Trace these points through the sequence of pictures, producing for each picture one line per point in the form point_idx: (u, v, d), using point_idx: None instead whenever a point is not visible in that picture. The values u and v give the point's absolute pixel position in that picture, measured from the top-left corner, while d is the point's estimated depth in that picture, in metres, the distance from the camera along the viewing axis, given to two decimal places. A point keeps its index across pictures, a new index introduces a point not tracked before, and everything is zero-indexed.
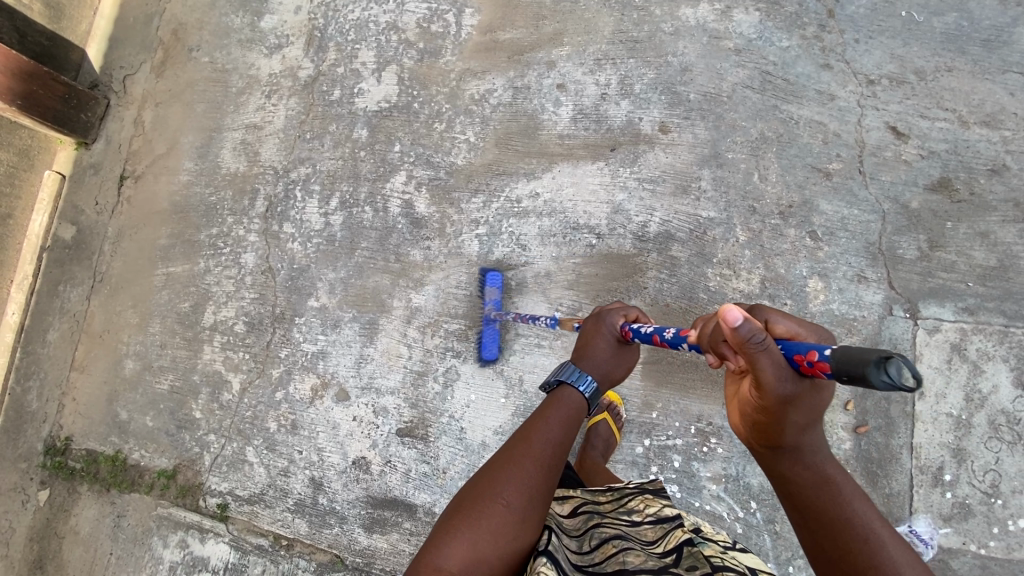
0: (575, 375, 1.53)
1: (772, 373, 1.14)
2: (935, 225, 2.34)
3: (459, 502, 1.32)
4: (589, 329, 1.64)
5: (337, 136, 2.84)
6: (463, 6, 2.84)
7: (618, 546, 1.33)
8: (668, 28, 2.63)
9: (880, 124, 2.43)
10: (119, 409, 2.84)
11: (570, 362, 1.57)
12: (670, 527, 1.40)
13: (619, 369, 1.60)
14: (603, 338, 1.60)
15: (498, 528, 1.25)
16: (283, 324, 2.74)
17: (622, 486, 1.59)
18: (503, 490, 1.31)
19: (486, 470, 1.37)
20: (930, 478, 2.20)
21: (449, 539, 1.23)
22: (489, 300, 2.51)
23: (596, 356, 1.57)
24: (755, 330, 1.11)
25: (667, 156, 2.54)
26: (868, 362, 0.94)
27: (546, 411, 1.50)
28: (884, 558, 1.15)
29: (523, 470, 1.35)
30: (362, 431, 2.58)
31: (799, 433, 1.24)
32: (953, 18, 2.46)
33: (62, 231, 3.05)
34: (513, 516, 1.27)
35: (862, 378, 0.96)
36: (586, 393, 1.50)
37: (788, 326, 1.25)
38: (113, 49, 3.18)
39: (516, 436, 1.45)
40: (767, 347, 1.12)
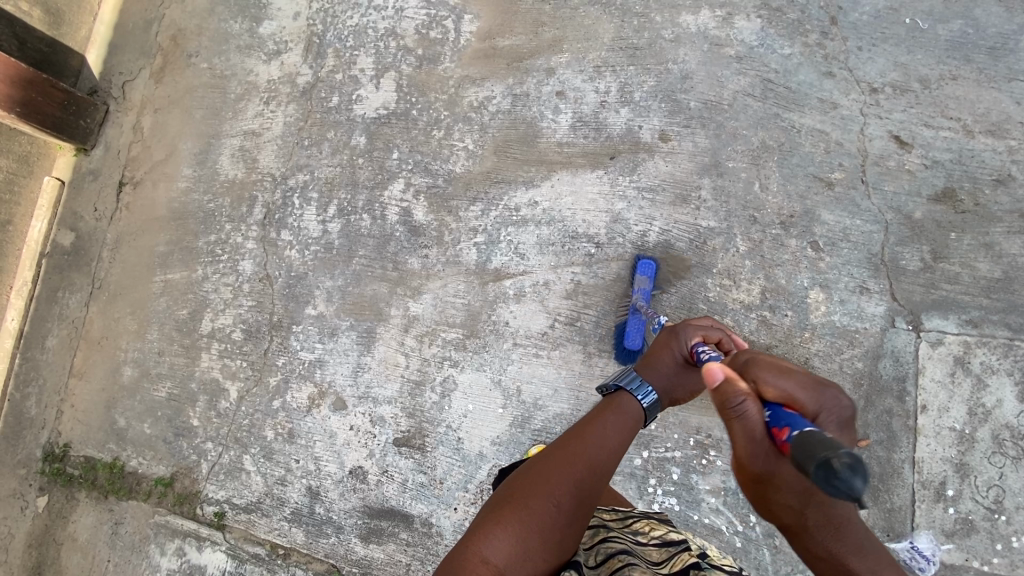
0: (635, 384, 1.53)
1: (745, 444, 1.15)
2: (939, 236, 2.31)
3: (511, 493, 1.31)
4: (660, 342, 1.65)
5: (336, 143, 2.83)
6: (462, 12, 2.82)
7: (624, 560, 1.31)
8: (668, 35, 2.61)
9: (883, 133, 2.40)
10: (117, 416, 2.84)
11: (633, 370, 1.57)
12: (677, 550, 1.36)
13: (682, 388, 1.59)
14: (672, 353, 1.61)
15: (547, 528, 1.26)
16: (281, 332, 2.73)
17: (628, 511, 1.59)
18: (556, 489, 1.30)
19: (539, 465, 1.36)
20: (932, 493, 2.17)
21: (499, 532, 1.23)
22: (637, 289, 2.36)
23: (659, 370, 1.57)
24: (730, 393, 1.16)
25: (667, 165, 2.51)
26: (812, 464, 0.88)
27: (605, 413, 1.48)
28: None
29: (577, 472, 1.34)
30: (358, 441, 2.57)
31: (802, 518, 1.16)
32: (958, 26, 2.43)
33: (61, 238, 3.05)
34: (562, 519, 1.28)
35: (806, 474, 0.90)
36: (643, 402, 1.50)
37: (781, 388, 1.15)
38: (112, 55, 3.17)
39: (571, 434, 1.43)
40: (739, 414, 1.14)
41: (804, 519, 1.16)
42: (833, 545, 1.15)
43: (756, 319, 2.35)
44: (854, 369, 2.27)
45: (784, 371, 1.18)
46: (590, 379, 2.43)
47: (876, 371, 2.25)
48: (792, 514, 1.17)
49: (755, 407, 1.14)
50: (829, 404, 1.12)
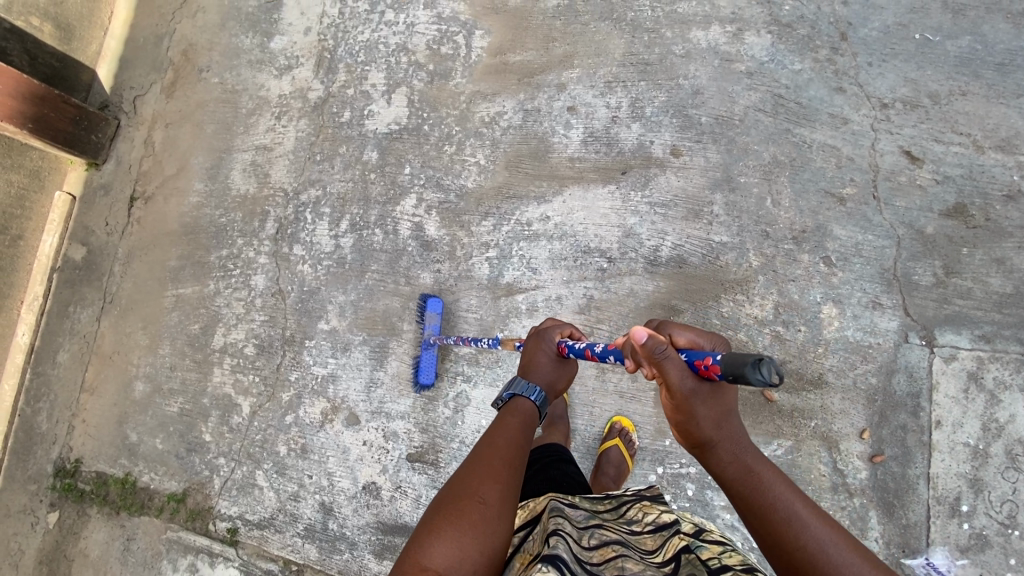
0: (524, 387, 1.61)
1: (677, 379, 1.24)
2: (951, 252, 2.32)
3: (436, 505, 1.29)
4: (530, 347, 1.75)
5: (348, 158, 2.84)
6: (473, 27, 2.84)
7: (617, 550, 1.33)
8: (679, 51, 2.62)
9: (894, 149, 2.41)
10: (129, 432, 2.84)
11: (518, 377, 1.65)
12: (669, 534, 1.43)
13: (563, 377, 1.71)
14: (544, 353, 1.71)
15: (480, 523, 1.23)
16: (293, 347, 2.73)
17: (619, 496, 1.63)
18: (478, 487, 1.30)
19: (457, 474, 1.36)
20: (947, 509, 2.18)
21: (432, 541, 1.20)
22: (428, 325, 2.55)
23: (539, 369, 1.67)
24: (657, 343, 1.24)
25: (679, 180, 2.53)
26: (746, 363, 1.09)
27: (505, 416, 1.55)
28: (807, 537, 1.16)
29: (494, 467, 1.35)
30: (372, 456, 2.57)
31: (717, 430, 1.28)
32: (967, 42, 2.44)
33: (72, 252, 3.05)
34: (492, 511, 1.26)
35: (741, 377, 1.11)
36: (536, 400, 1.58)
37: (687, 336, 1.32)
38: (123, 70, 3.19)
39: (482, 439, 1.46)
40: (669, 357, 1.23)
41: (717, 432, 1.29)
42: (737, 451, 1.28)
43: (770, 334, 2.36)
44: (868, 384, 2.28)
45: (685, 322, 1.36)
46: (603, 394, 2.42)
47: (889, 387, 2.26)
48: (710, 427, 1.28)
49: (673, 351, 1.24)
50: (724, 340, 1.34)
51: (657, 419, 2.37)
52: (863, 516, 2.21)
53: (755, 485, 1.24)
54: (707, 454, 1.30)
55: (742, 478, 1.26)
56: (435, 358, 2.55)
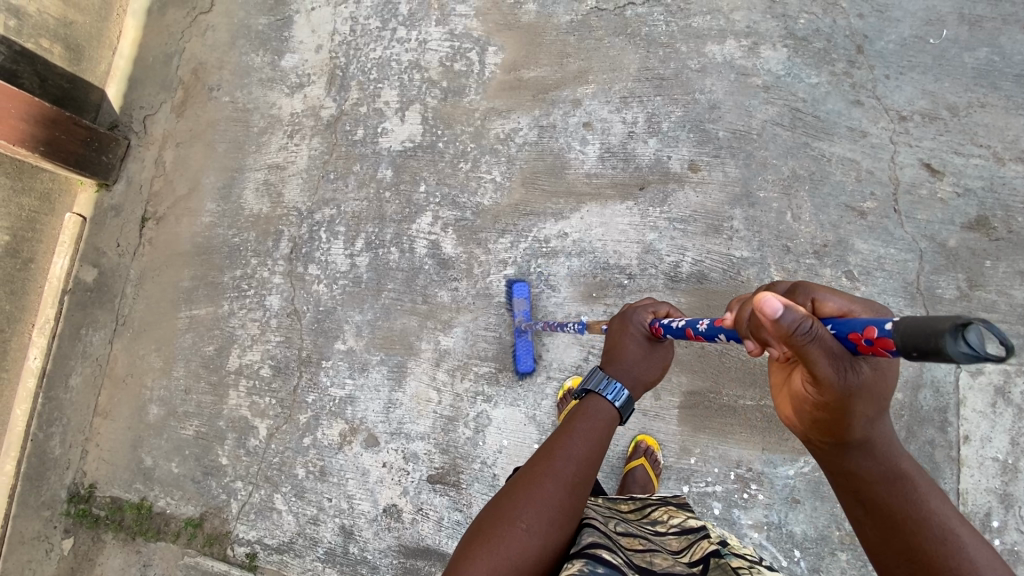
0: (603, 384, 1.53)
1: (827, 364, 1.02)
2: (974, 264, 2.31)
3: (481, 524, 1.26)
4: (616, 330, 1.65)
5: (361, 176, 2.82)
6: (486, 44, 2.83)
7: (643, 543, 1.39)
8: (694, 65, 2.61)
9: (914, 162, 2.41)
10: (144, 456, 2.81)
11: (600, 370, 1.57)
12: (696, 537, 1.46)
13: (651, 368, 1.60)
14: (632, 337, 1.61)
15: (518, 552, 1.19)
16: (310, 368, 2.70)
17: (644, 498, 1.68)
18: (523, 512, 1.25)
19: (504, 494, 1.32)
20: (977, 525, 2.16)
21: (467, 563, 1.17)
22: (517, 311, 2.51)
23: (624, 359, 1.59)
24: (798, 318, 0.99)
25: (697, 196, 2.51)
26: (942, 333, 0.78)
27: (570, 426, 1.47)
28: (960, 557, 1.04)
29: (542, 491, 1.29)
30: (392, 478, 2.54)
31: (868, 427, 1.12)
32: (985, 53, 2.44)
33: (83, 274, 3.03)
34: (532, 541, 1.21)
35: (937, 353, 0.80)
36: (615, 402, 1.51)
37: (839, 302, 1.13)
38: (133, 90, 3.16)
39: (538, 455, 1.40)
40: (816, 336, 1.00)
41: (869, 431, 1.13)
42: (884, 455, 1.14)
43: None
44: (894, 400, 2.26)
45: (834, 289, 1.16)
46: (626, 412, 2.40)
47: (916, 402, 2.25)
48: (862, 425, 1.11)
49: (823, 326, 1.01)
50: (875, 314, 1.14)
51: (682, 437, 2.35)
52: None
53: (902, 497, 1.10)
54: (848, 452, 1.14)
55: (888, 479, 1.13)
56: (531, 344, 2.50)
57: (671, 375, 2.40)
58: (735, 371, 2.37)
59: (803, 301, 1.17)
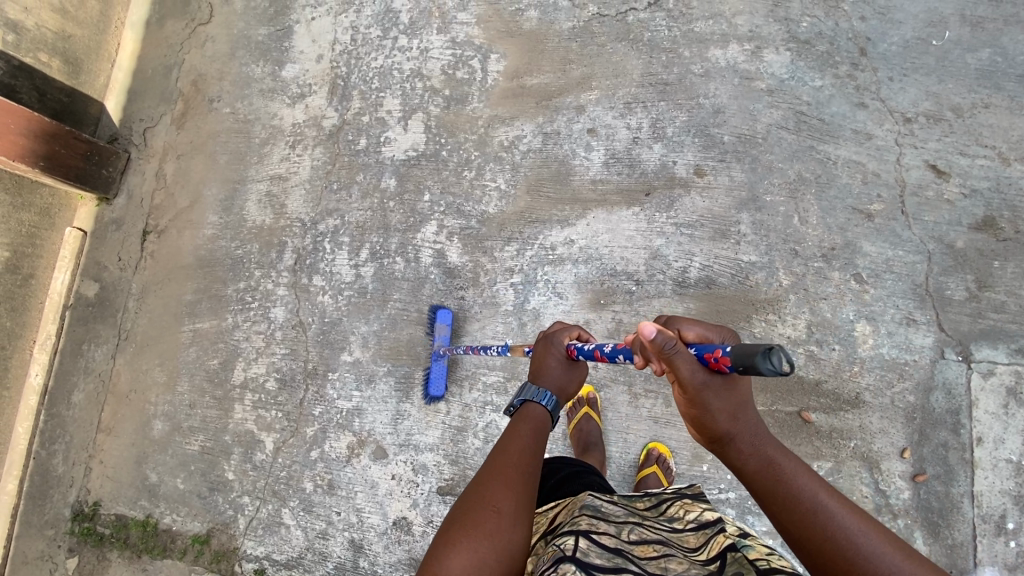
0: (536, 393, 1.54)
1: (688, 374, 1.17)
2: (982, 265, 2.31)
3: (454, 514, 1.24)
4: (538, 351, 1.66)
5: (365, 186, 2.81)
6: (488, 51, 2.82)
7: (658, 549, 1.31)
8: (698, 70, 2.61)
9: (919, 163, 2.41)
10: (149, 472, 2.77)
11: (530, 382, 1.57)
12: (713, 532, 1.37)
13: (574, 381, 1.62)
14: (553, 356, 1.62)
15: (495, 533, 1.19)
16: (316, 380, 2.68)
17: (659, 492, 1.58)
18: (493, 498, 1.26)
19: (469, 484, 1.31)
20: (993, 527, 2.15)
21: (447, 551, 1.15)
22: (438, 336, 2.54)
23: (550, 372, 1.58)
24: (666, 339, 1.17)
25: (703, 201, 2.50)
26: (757, 353, 1.03)
27: (516, 424, 1.49)
28: (835, 529, 1.09)
29: (508, 477, 1.31)
30: (401, 490, 2.52)
31: (733, 421, 1.23)
32: (987, 54, 2.45)
33: (84, 289, 3.00)
34: (507, 521, 1.22)
35: (751, 367, 1.05)
36: (547, 406, 1.52)
37: (697, 330, 1.25)
38: (132, 102, 3.14)
39: (494, 448, 1.41)
40: (679, 352, 1.16)
41: (735, 424, 1.24)
42: (757, 444, 1.23)
43: (804, 354, 2.33)
44: (906, 403, 2.25)
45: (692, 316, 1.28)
46: (636, 419, 2.39)
47: (928, 404, 2.24)
48: (725, 421, 1.23)
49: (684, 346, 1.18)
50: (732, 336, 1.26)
51: (693, 444, 2.33)
52: (908, 537, 2.17)
53: (780, 480, 1.18)
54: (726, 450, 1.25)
55: (762, 470, 1.21)
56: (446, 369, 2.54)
57: None
58: None
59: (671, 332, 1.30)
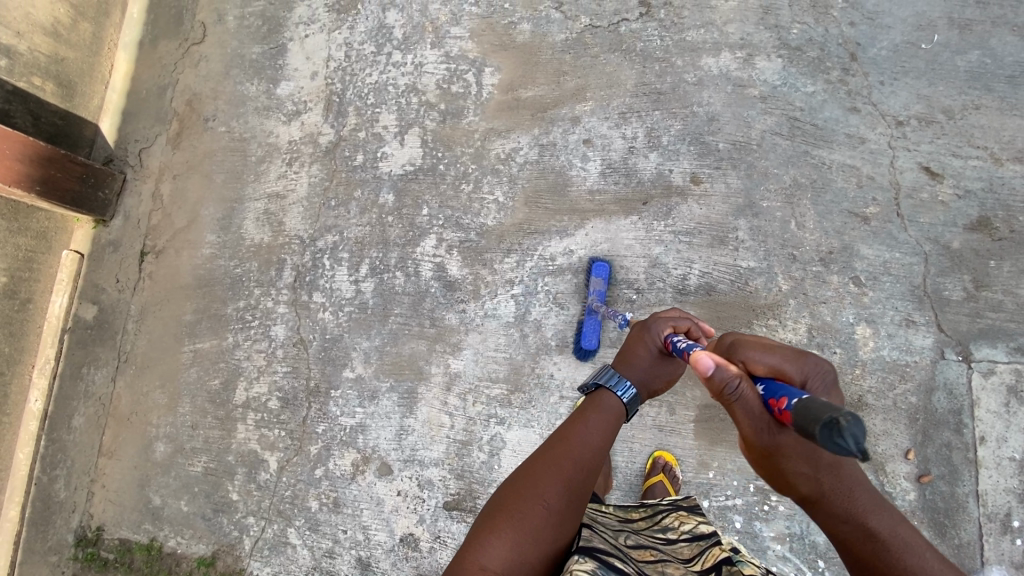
0: (613, 380, 1.54)
1: (747, 419, 1.23)
2: (978, 265, 2.33)
3: (505, 499, 1.33)
4: (633, 337, 1.65)
5: (363, 202, 2.81)
6: (482, 65, 2.84)
7: (655, 555, 1.37)
8: (691, 78, 2.63)
9: (913, 165, 2.43)
10: (152, 495, 2.75)
11: (610, 367, 1.58)
12: (708, 544, 1.43)
13: (660, 377, 1.60)
14: (646, 346, 1.61)
15: (539, 528, 1.26)
16: (319, 398, 2.67)
17: (655, 505, 1.63)
18: (544, 491, 1.32)
19: (524, 470, 1.38)
20: (998, 526, 2.16)
21: (491, 538, 1.25)
22: (592, 291, 2.46)
23: (636, 364, 1.58)
24: (727, 377, 1.23)
25: (700, 208, 2.52)
26: (819, 424, 0.93)
27: (585, 415, 1.51)
28: None
29: (562, 472, 1.35)
30: (407, 506, 2.51)
31: (816, 484, 1.23)
32: (976, 56, 2.49)
33: (83, 312, 2.98)
34: (553, 519, 1.28)
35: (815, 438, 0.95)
36: (622, 398, 1.52)
37: (768, 364, 1.28)
38: (127, 123, 3.14)
39: (555, 437, 1.46)
40: (739, 395, 1.22)
41: (820, 486, 1.23)
42: (846, 507, 1.22)
43: None
44: (909, 404, 2.27)
45: (767, 348, 1.31)
46: (641, 427, 2.39)
47: (930, 405, 2.25)
48: (807, 483, 1.23)
49: (749, 389, 1.22)
50: (815, 370, 1.24)
51: (699, 451, 2.34)
52: None
53: (875, 548, 1.19)
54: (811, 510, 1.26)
55: (859, 538, 1.21)
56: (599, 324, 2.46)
57: (685, 389, 2.39)
58: None
59: (740, 363, 1.34)
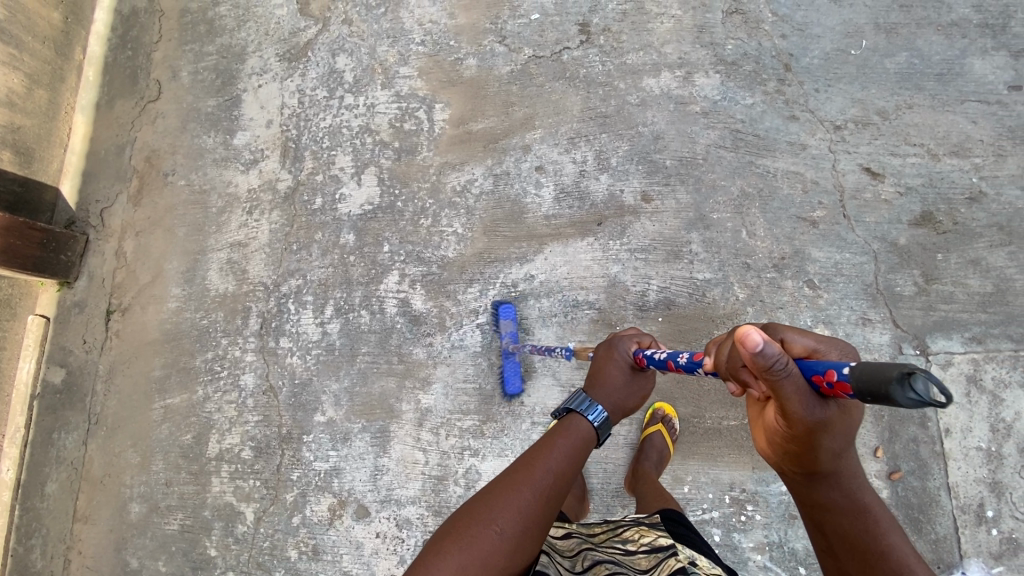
0: (584, 405, 1.60)
1: (793, 403, 1.08)
2: (927, 259, 2.38)
3: (456, 521, 1.32)
4: (602, 356, 1.75)
5: (324, 244, 2.84)
6: (432, 101, 2.90)
7: (609, 569, 1.39)
8: (634, 100, 2.70)
9: (854, 167, 2.50)
10: (129, 557, 2.70)
11: (582, 392, 1.65)
12: (664, 555, 1.44)
13: (632, 396, 1.69)
14: (616, 366, 1.70)
15: (490, 554, 1.25)
16: (292, 445, 2.65)
17: (618, 519, 1.68)
18: (500, 515, 1.31)
19: (483, 494, 1.37)
20: (973, 517, 2.16)
21: (440, 559, 1.22)
22: (506, 333, 2.54)
23: (608, 387, 1.66)
24: (776, 356, 1.05)
25: (653, 224, 2.56)
26: (891, 381, 0.87)
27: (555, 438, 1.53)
28: None
29: (519, 497, 1.35)
30: (387, 548, 2.48)
31: (838, 460, 1.19)
32: (904, 58, 2.58)
33: (51, 376, 2.96)
34: (506, 545, 1.27)
35: (886, 398, 0.89)
36: (593, 421, 1.58)
37: (805, 343, 1.15)
38: (88, 184, 3.16)
39: (519, 462, 1.46)
40: (786, 375, 1.06)
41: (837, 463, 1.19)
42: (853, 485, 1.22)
43: None
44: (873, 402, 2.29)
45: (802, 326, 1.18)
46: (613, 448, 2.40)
47: None
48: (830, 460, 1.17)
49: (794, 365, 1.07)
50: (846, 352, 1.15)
51: (672, 467, 2.34)
52: None
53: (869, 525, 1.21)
54: (819, 488, 1.22)
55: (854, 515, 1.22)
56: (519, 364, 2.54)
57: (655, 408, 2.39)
58: (715, 393, 2.39)
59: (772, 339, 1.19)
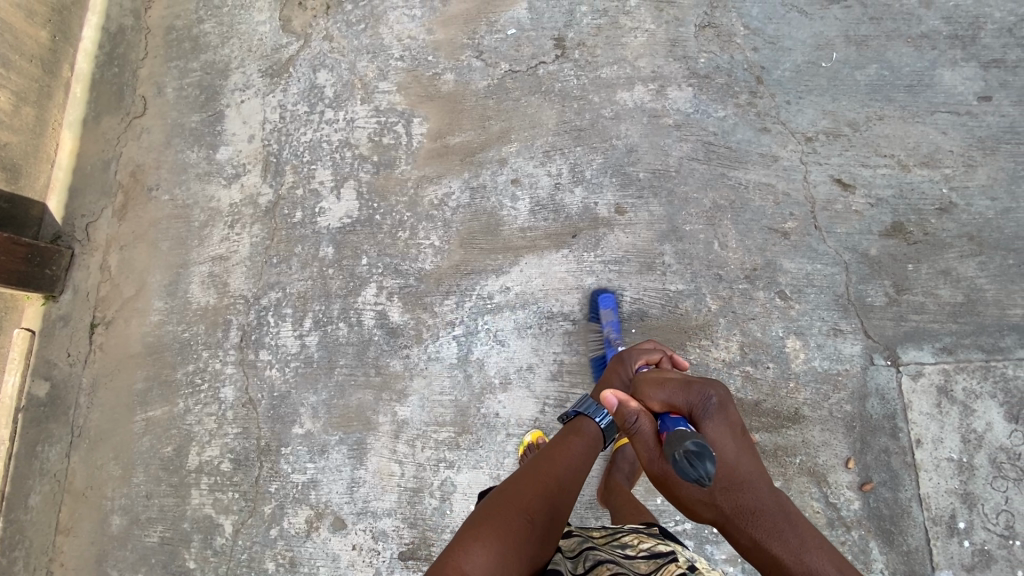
0: (592, 408, 1.72)
1: (647, 453, 1.49)
2: (897, 269, 2.39)
3: (487, 511, 1.40)
4: (610, 368, 1.84)
5: (304, 257, 2.87)
6: (411, 116, 2.94)
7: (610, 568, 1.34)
8: (608, 113, 2.73)
9: (825, 178, 2.52)
10: (109, 570, 2.72)
11: (589, 396, 1.76)
12: (664, 560, 1.38)
13: None
14: (621, 376, 1.79)
15: (523, 539, 1.34)
16: (270, 457, 2.67)
17: (619, 526, 1.65)
18: (528, 506, 1.42)
19: (510, 488, 1.48)
20: (945, 529, 2.16)
21: (476, 545, 1.29)
22: (608, 323, 2.45)
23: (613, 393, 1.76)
24: (627, 413, 1.53)
25: (626, 236, 2.59)
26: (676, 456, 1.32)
27: (569, 439, 1.67)
28: None
29: (547, 489, 1.48)
30: (363, 560, 2.49)
31: (721, 508, 1.42)
32: (875, 70, 2.60)
33: (35, 389, 2.99)
34: (537, 532, 1.38)
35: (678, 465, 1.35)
36: (600, 423, 1.70)
37: (662, 399, 1.53)
38: (74, 199, 3.21)
39: (539, 460, 1.59)
40: (637, 428, 1.51)
41: (722, 510, 1.42)
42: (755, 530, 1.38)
43: (740, 375, 2.37)
44: (845, 412, 2.29)
45: (660, 385, 1.56)
46: None
47: (865, 412, 2.28)
48: (709, 508, 1.44)
49: (646, 423, 1.51)
50: (698, 401, 1.50)
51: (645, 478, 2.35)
52: (864, 548, 2.18)
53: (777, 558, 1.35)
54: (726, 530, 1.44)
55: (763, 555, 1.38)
56: None
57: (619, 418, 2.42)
58: None
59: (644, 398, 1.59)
